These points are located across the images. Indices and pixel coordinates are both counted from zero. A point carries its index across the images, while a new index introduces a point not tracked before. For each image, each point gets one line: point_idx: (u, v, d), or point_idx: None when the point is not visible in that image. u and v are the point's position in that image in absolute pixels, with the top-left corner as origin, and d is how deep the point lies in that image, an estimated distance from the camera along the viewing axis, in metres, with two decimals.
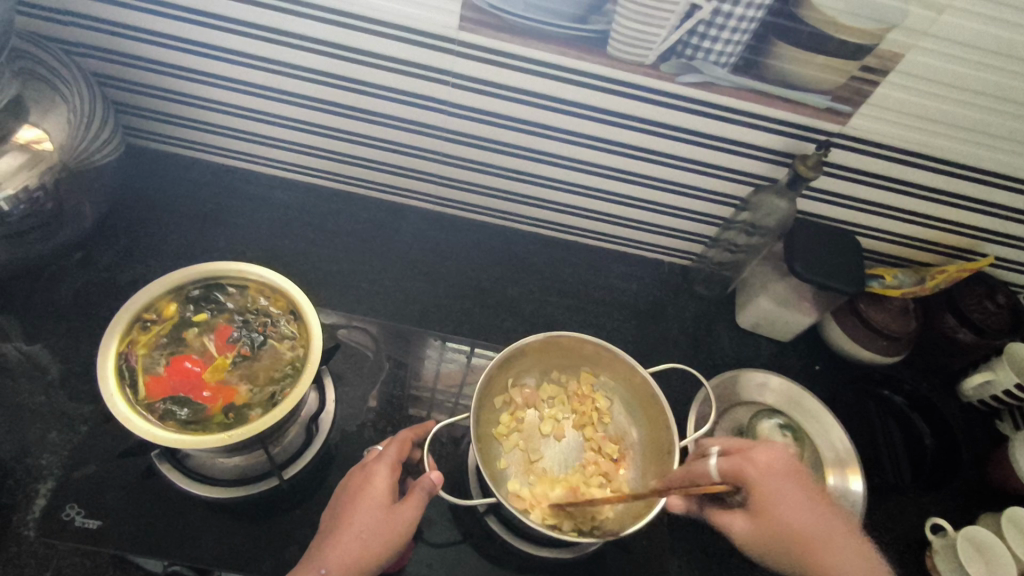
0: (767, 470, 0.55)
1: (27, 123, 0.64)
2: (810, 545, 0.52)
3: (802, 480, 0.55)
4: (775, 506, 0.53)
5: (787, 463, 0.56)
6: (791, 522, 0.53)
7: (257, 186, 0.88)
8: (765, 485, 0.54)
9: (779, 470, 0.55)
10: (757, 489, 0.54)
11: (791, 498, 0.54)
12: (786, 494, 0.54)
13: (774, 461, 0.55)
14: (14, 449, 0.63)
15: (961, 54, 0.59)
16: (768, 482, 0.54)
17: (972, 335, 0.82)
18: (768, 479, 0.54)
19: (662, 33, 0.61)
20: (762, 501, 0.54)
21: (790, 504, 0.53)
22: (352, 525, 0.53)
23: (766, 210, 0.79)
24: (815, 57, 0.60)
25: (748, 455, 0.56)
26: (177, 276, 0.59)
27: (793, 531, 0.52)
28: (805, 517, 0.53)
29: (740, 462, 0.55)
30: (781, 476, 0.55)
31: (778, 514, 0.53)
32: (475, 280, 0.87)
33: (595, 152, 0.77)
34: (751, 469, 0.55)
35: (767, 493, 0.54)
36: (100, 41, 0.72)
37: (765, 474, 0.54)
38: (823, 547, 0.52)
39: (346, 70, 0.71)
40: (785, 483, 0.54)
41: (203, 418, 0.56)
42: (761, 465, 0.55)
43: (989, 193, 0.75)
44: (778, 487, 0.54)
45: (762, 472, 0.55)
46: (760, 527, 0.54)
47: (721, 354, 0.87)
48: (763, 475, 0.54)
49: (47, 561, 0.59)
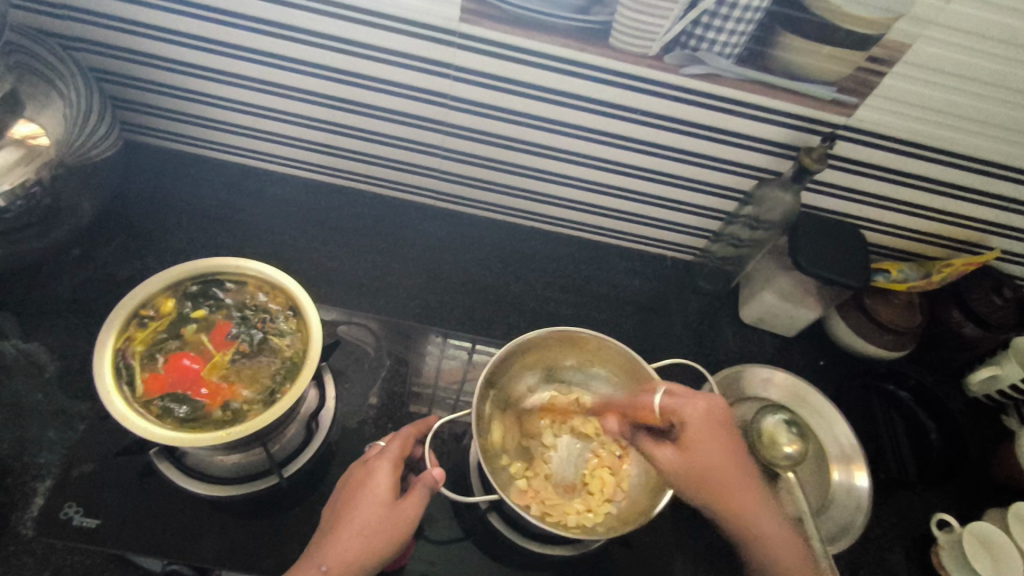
0: (699, 415, 0.58)
1: (24, 118, 0.63)
2: (720, 482, 0.56)
3: (731, 430, 0.59)
4: (702, 446, 0.57)
5: (721, 411, 0.59)
6: (709, 461, 0.56)
7: (256, 182, 0.88)
8: (695, 425, 0.57)
9: (712, 415, 0.58)
10: (688, 427, 0.58)
11: (717, 443, 0.57)
12: (712, 439, 0.57)
13: (711, 408, 0.58)
14: (12, 447, 0.63)
15: (969, 44, 0.58)
16: (700, 426, 0.57)
17: (978, 329, 0.81)
18: (700, 423, 0.57)
19: (666, 24, 0.60)
20: (690, 439, 0.57)
21: (710, 453, 0.57)
22: (352, 521, 0.52)
23: (771, 203, 0.78)
24: (821, 48, 0.59)
25: (686, 397, 0.59)
26: (175, 271, 0.58)
27: (705, 473, 0.56)
28: (726, 458, 0.57)
29: (679, 402, 0.59)
30: (715, 422, 0.58)
31: (698, 454, 0.57)
32: (476, 275, 0.86)
33: (598, 145, 0.76)
34: (689, 410, 0.58)
35: (697, 435, 0.57)
36: (97, 35, 0.71)
37: (700, 420, 0.58)
38: (733, 488, 0.57)
39: (346, 63, 0.70)
40: (716, 430, 0.58)
41: (202, 415, 0.55)
42: (699, 409, 0.58)
43: (995, 185, 0.74)
44: (708, 430, 0.57)
45: (699, 415, 0.58)
46: (685, 464, 0.57)
47: (724, 349, 0.86)
48: (695, 416, 0.58)
49: (47, 559, 0.59)
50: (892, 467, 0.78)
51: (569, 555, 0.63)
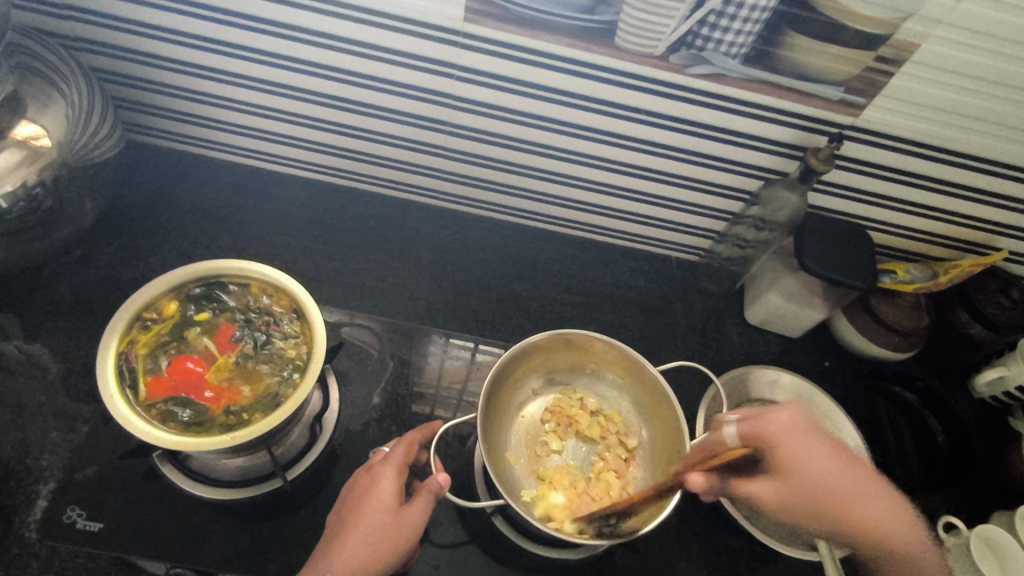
0: (785, 431, 0.51)
1: (25, 119, 0.62)
2: (830, 503, 0.50)
3: (823, 437, 0.52)
4: (798, 469, 0.50)
5: (807, 421, 0.52)
6: (811, 483, 0.50)
7: (259, 182, 0.87)
8: (785, 444, 0.51)
9: (797, 427, 0.52)
10: (777, 452, 0.51)
11: (816, 458, 0.51)
12: (808, 455, 0.51)
13: (790, 419, 0.52)
14: (14, 449, 0.62)
15: (979, 43, 0.57)
16: (787, 443, 0.51)
17: (985, 330, 0.81)
18: (786, 442, 0.51)
19: (672, 24, 0.60)
20: (785, 464, 0.51)
21: (814, 469, 0.50)
22: (357, 528, 0.52)
23: (777, 204, 0.77)
24: (828, 48, 0.59)
25: (761, 416, 0.52)
26: (178, 274, 0.58)
27: (816, 493, 0.50)
28: (829, 473, 0.51)
29: (755, 423, 0.52)
30: (802, 436, 0.51)
31: (801, 475, 0.50)
32: (479, 275, 0.86)
33: (604, 146, 0.76)
34: (772, 430, 0.52)
35: (790, 454, 0.51)
36: (99, 35, 0.70)
37: (787, 437, 0.51)
38: (841, 505, 0.51)
39: (349, 63, 0.69)
40: (808, 444, 0.51)
41: (206, 419, 0.55)
42: (781, 426, 0.51)
43: (1003, 186, 0.73)
44: (799, 445, 0.51)
45: (784, 434, 0.51)
46: (787, 492, 0.50)
47: (729, 351, 0.86)
48: (779, 436, 0.51)
49: (50, 563, 0.58)
50: (898, 469, 0.77)
51: (576, 559, 0.62)
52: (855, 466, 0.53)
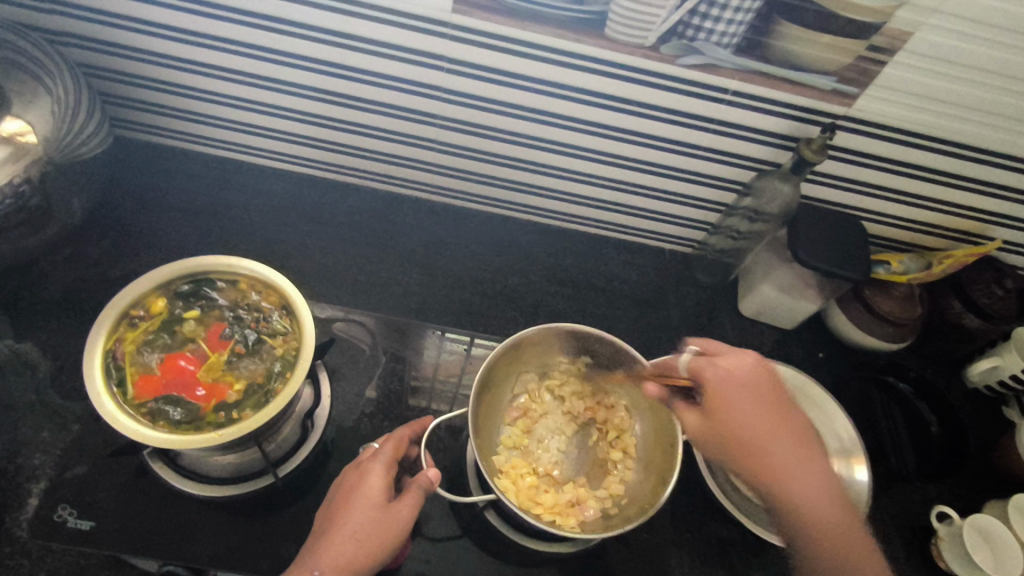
0: (726, 376, 0.55)
1: (11, 115, 0.62)
2: (744, 445, 0.53)
3: (762, 391, 0.55)
4: (727, 406, 0.54)
5: (751, 372, 0.55)
6: (732, 422, 0.53)
7: (250, 177, 0.87)
8: (721, 389, 0.54)
9: (739, 375, 0.55)
10: (712, 390, 0.55)
11: (748, 400, 0.54)
12: (742, 396, 0.54)
13: (735, 369, 0.55)
14: (5, 448, 0.62)
15: (972, 32, 0.57)
16: (724, 385, 0.54)
17: (978, 320, 0.81)
18: (725, 384, 0.54)
19: (663, 14, 0.59)
20: (710, 399, 0.54)
21: (741, 409, 0.54)
22: (346, 524, 0.52)
23: (770, 194, 0.77)
24: (820, 37, 0.58)
25: (711, 360, 0.55)
26: (166, 271, 0.58)
27: (736, 433, 0.53)
28: (754, 419, 0.53)
29: (704, 363, 0.56)
30: (741, 384, 0.54)
31: (728, 415, 0.53)
32: (473, 269, 0.85)
33: (596, 138, 0.75)
34: (713, 370, 0.55)
35: (721, 394, 0.54)
36: (85, 30, 0.69)
37: (726, 380, 0.54)
38: (756, 453, 0.53)
39: (339, 56, 0.69)
40: (744, 390, 0.54)
41: (196, 418, 0.54)
42: (723, 369, 0.55)
43: (998, 175, 0.73)
44: (735, 391, 0.54)
45: (724, 377, 0.55)
46: (708, 424, 0.54)
47: (723, 343, 0.86)
48: (717, 381, 0.55)
49: (41, 560, 0.58)
50: (892, 460, 0.77)
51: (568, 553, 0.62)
52: (785, 425, 0.54)
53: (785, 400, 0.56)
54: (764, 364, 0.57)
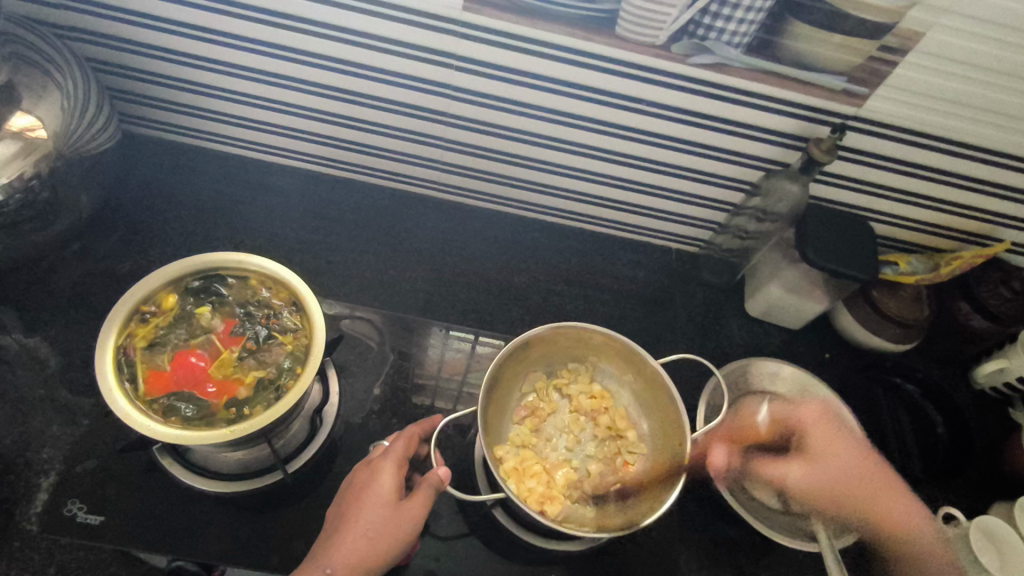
0: (812, 418, 0.69)
1: (20, 110, 0.61)
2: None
3: (844, 432, 0.69)
4: (827, 449, 0.67)
5: (828, 415, 0.70)
6: (837, 463, 0.66)
7: (258, 174, 0.87)
8: (812, 430, 0.68)
9: (820, 419, 0.69)
10: (806, 434, 0.68)
11: (839, 440, 0.67)
12: (833, 437, 0.68)
13: (815, 410, 0.70)
14: (14, 442, 0.62)
15: (984, 32, 0.57)
16: (814, 428, 0.68)
17: (986, 321, 0.81)
18: (818, 426, 0.69)
19: (674, 13, 0.59)
20: (812, 444, 0.68)
21: (835, 448, 0.67)
22: (357, 523, 0.52)
23: (778, 194, 0.77)
24: (832, 37, 0.58)
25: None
26: (177, 267, 0.58)
27: (836, 472, 0.66)
28: (851, 458, 0.67)
29: (789, 411, 0.70)
30: (829, 425, 0.69)
31: (828, 454, 0.67)
32: (480, 267, 0.85)
33: (605, 137, 0.75)
34: (798, 413, 0.70)
35: (814, 434, 0.68)
36: (95, 25, 0.69)
37: (814, 422, 0.69)
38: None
39: (347, 53, 0.69)
40: (832, 431, 0.68)
41: (207, 414, 0.54)
42: (803, 413, 0.70)
43: (1007, 176, 0.73)
44: (824, 432, 0.68)
45: (814, 421, 0.69)
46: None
47: (730, 343, 0.86)
48: (808, 423, 0.69)
49: (50, 555, 0.58)
50: (899, 461, 0.78)
51: (574, 552, 0.62)
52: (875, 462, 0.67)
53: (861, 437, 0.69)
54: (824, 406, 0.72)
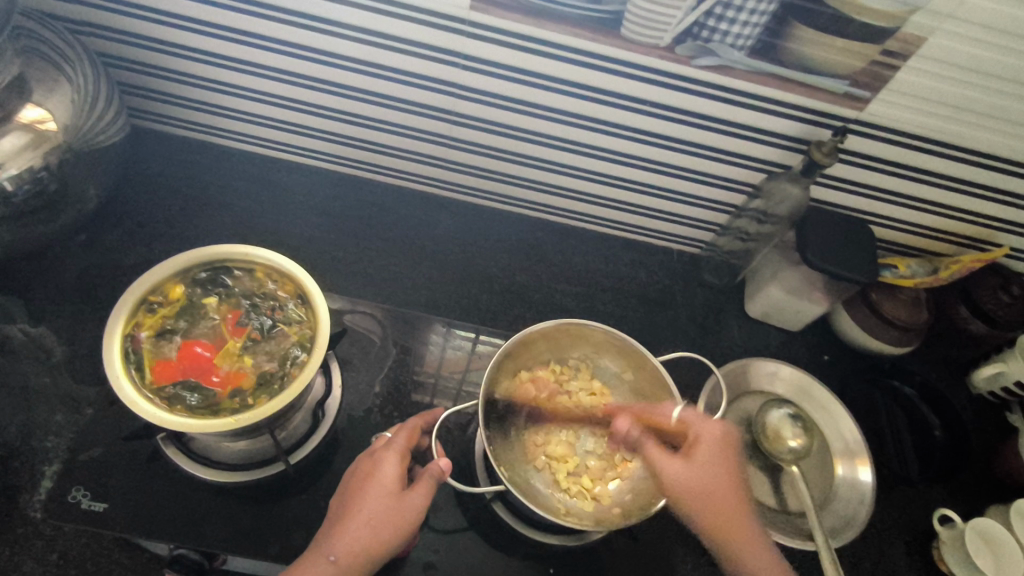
0: (713, 437, 0.59)
1: (31, 102, 0.62)
2: (722, 498, 0.57)
3: (731, 456, 0.59)
4: (704, 464, 0.57)
5: (727, 438, 0.59)
6: (716, 481, 0.57)
7: (263, 169, 0.87)
8: (705, 447, 0.58)
9: (721, 440, 0.59)
10: (696, 445, 0.58)
11: (726, 462, 0.58)
12: (722, 457, 0.58)
13: (724, 430, 0.60)
14: (20, 430, 0.63)
15: (984, 38, 0.57)
16: (708, 444, 0.58)
17: (984, 326, 0.82)
18: (711, 444, 0.58)
19: (679, 15, 0.60)
20: (697, 456, 0.58)
21: (720, 472, 0.57)
22: (360, 511, 0.53)
23: (780, 196, 0.78)
24: (834, 41, 0.59)
25: (701, 419, 0.60)
26: (185, 258, 0.59)
27: (711, 489, 0.57)
28: (726, 481, 0.57)
29: (695, 422, 0.59)
30: (724, 448, 0.59)
31: (705, 469, 0.57)
32: (482, 265, 0.86)
33: (609, 137, 0.76)
34: (701, 427, 0.59)
35: (703, 451, 0.58)
36: (106, 19, 0.70)
37: (708, 439, 0.59)
38: (732, 505, 0.57)
39: (354, 51, 0.69)
40: (721, 452, 0.58)
41: (213, 403, 0.55)
42: (709, 429, 0.59)
43: (1006, 181, 0.73)
44: (717, 453, 0.58)
45: (710, 437, 0.59)
46: (687, 479, 0.57)
47: (730, 344, 0.86)
48: (706, 436, 0.59)
49: (54, 541, 0.60)
50: (895, 463, 0.78)
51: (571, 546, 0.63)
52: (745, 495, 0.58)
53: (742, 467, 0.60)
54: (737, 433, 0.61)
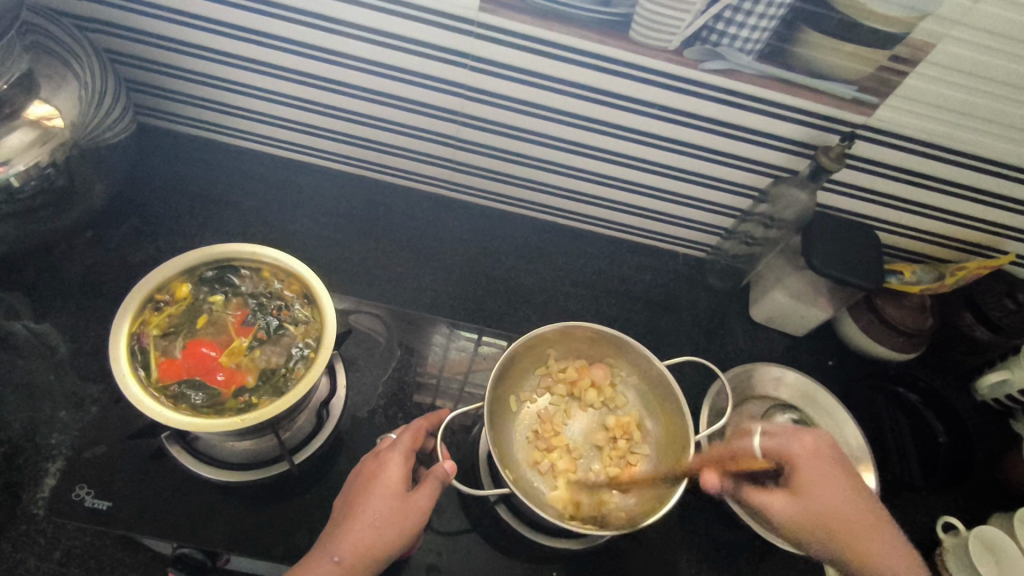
0: (811, 453, 0.56)
1: (39, 99, 0.62)
2: (846, 521, 0.54)
3: (840, 467, 0.56)
4: (817, 487, 0.55)
5: (828, 451, 0.56)
6: (834, 503, 0.54)
7: (269, 168, 0.87)
8: (807, 466, 0.55)
9: (822, 453, 0.56)
10: (798, 469, 0.56)
11: (835, 477, 0.55)
12: (828, 473, 0.55)
13: (818, 443, 0.57)
14: (25, 426, 0.63)
15: (993, 45, 0.57)
16: (810, 462, 0.55)
17: (989, 333, 0.81)
18: (811, 463, 0.55)
19: (687, 18, 0.59)
20: (804, 481, 0.55)
21: (834, 490, 0.55)
22: (365, 512, 0.52)
23: (786, 202, 0.78)
24: (843, 46, 0.59)
25: (789, 435, 0.57)
26: (192, 257, 0.58)
27: (831, 514, 0.54)
28: (842, 499, 0.54)
29: (785, 441, 0.57)
30: (827, 462, 0.56)
31: (817, 494, 0.54)
32: (487, 267, 0.86)
33: (617, 140, 0.76)
34: (796, 447, 0.56)
35: (807, 471, 0.55)
36: (114, 17, 0.70)
37: (809, 457, 0.56)
38: (861, 523, 0.54)
39: (361, 50, 0.69)
40: (827, 468, 0.55)
41: (217, 402, 0.55)
42: (806, 446, 0.56)
43: (1014, 188, 0.73)
44: (822, 470, 0.55)
45: (810, 455, 0.56)
46: (802, 509, 0.54)
47: (734, 348, 0.86)
48: (803, 457, 0.56)
49: (57, 539, 0.59)
50: (899, 469, 0.78)
51: (577, 550, 0.63)
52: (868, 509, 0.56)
53: (855, 475, 0.57)
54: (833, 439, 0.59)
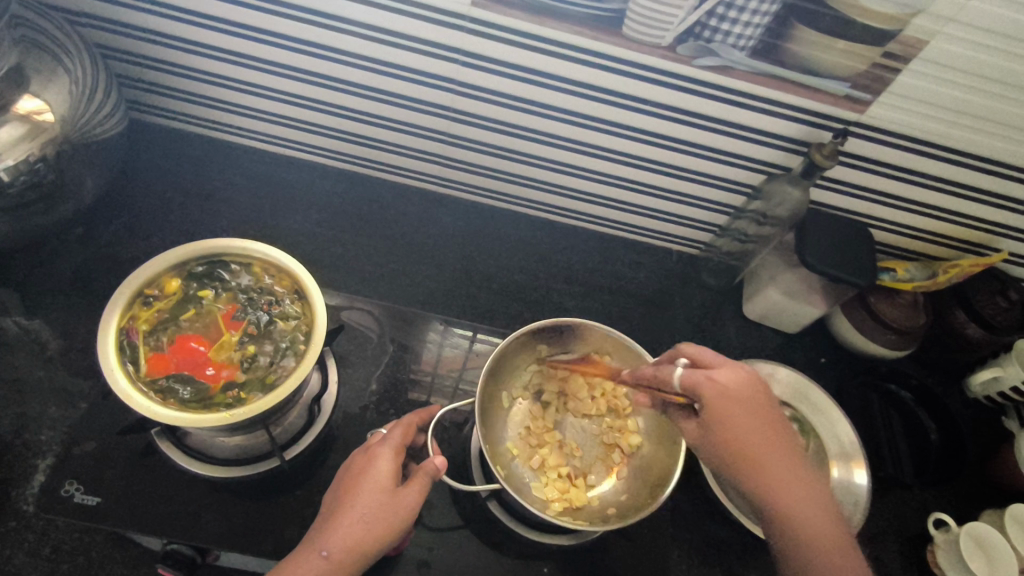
0: (722, 392, 0.55)
1: (29, 93, 0.62)
2: (749, 460, 0.54)
3: (754, 406, 0.55)
4: (723, 423, 0.54)
5: (745, 388, 0.56)
6: (737, 439, 0.54)
7: (262, 164, 0.87)
8: (717, 404, 0.54)
9: (734, 390, 0.55)
10: (708, 406, 0.55)
11: (741, 415, 0.54)
12: (736, 410, 0.55)
13: (731, 381, 0.56)
14: (14, 423, 0.63)
15: (985, 42, 0.57)
16: (720, 400, 0.55)
17: (982, 331, 0.81)
18: (720, 401, 0.55)
19: (680, 14, 0.59)
20: (714, 416, 0.54)
21: (741, 427, 0.54)
22: (354, 506, 0.52)
23: (779, 199, 0.78)
24: (836, 43, 0.59)
25: (705, 373, 0.56)
26: (181, 252, 0.58)
27: (734, 450, 0.54)
28: (749, 436, 0.54)
29: (698, 378, 0.55)
30: (737, 400, 0.55)
31: (725, 430, 0.54)
32: (481, 263, 0.86)
33: (610, 137, 0.76)
34: (707, 385, 0.55)
35: (717, 409, 0.54)
36: (106, 12, 0.70)
37: (722, 395, 0.55)
38: (766, 464, 0.54)
39: (354, 46, 0.69)
40: (738, 405, 0.55)
41: (205, 397, 0.55)
42: (718, 384, 0.55)
43: (1006, 185, 0.73)
44: (731, 408, 0.55)
45: (720, 392, 0.55)
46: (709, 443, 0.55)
47: (727, 345, 0.86)
48: (715, 396, 0.55)
49: (46, 535, 0.59)
50: (891, 466, 0.78)
51: (569, 545, 0.63)
52: (775, 448, 0.55)
53: (769, 412, 0.56)
54: (755, 374, 0.57)
